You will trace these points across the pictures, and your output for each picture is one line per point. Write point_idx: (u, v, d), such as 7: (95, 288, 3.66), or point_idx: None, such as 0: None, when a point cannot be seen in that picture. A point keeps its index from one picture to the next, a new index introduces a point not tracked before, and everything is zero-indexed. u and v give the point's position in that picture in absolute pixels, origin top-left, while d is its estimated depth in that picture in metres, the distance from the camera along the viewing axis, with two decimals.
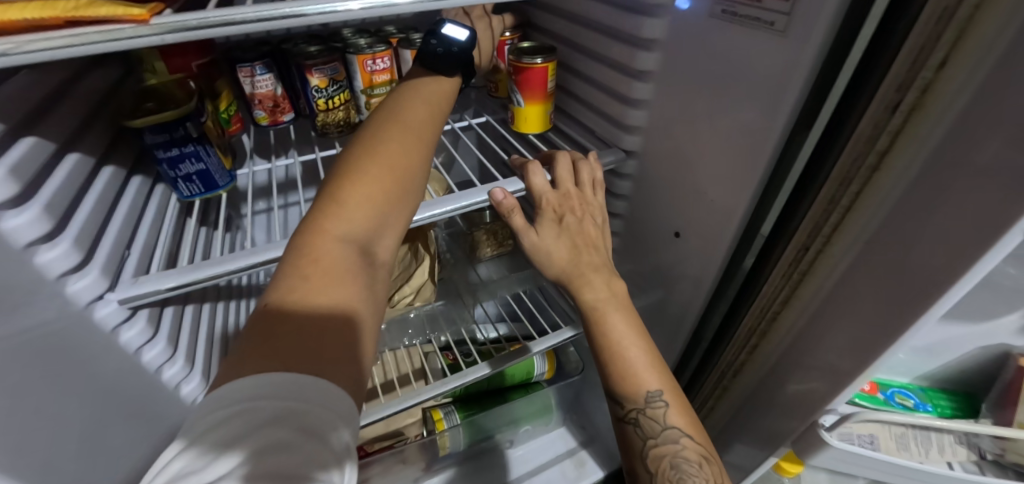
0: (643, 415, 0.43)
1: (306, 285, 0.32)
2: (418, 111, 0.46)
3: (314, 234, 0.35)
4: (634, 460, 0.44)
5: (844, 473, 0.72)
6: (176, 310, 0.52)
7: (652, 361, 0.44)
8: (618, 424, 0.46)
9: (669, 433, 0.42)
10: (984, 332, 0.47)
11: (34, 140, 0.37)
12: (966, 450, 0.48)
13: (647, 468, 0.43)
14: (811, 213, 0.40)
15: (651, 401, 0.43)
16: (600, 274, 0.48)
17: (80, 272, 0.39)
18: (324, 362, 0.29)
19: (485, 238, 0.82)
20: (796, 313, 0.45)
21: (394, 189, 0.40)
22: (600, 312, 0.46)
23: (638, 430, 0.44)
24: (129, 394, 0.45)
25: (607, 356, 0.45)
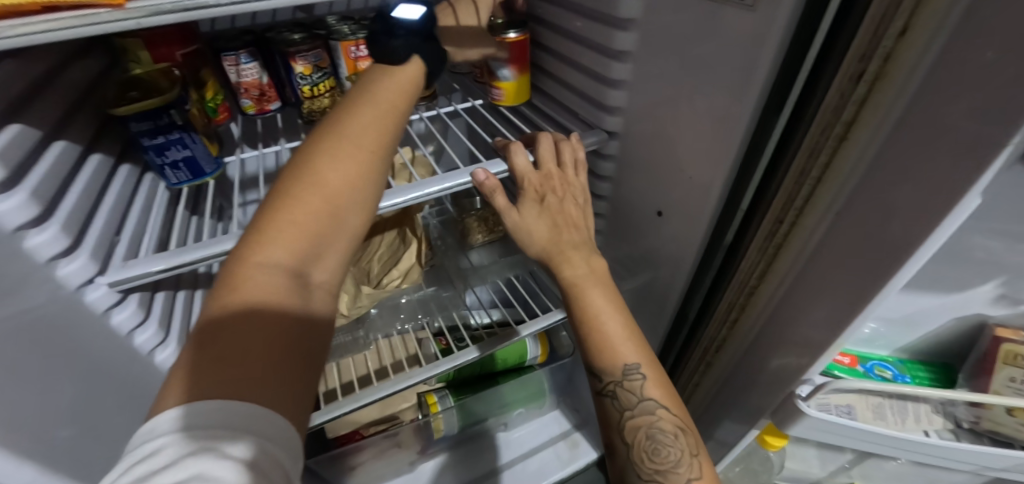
0: (619, 388, 0.45)
1: (229, 313, 0.32)
2: (370, 115, 0.44)
3: (242, 260, 0.34)
4: (611, 432, 0.46)
5: (830, 447, 0.74)
6: (167, 295, 0.53)
7: (630, 335, 0.45)
8: (596, 397, 0.47)
9: (645, 405, 0.44)
10: (960, 304, 0.48)
11: (20, 127, 0.38)
12: (942, 419, 0.49)
13: (624, 439, 0.44)
14: (784, 186, 0.41)
15: (628, 374, 0.44)
16: (579, 252, 0.49)
17: (70, 256, 0.40)
18: (250, 384, 0.29)
19: (475, 224, 0.83)
20: (772, 287, 0.46)
21: (336, 204, 0.39)
22: (579, 288, 0.47)
23: (615, 403, 0.45)
24: (123, 375, 0.46)
25: (585, 330, 0.46)
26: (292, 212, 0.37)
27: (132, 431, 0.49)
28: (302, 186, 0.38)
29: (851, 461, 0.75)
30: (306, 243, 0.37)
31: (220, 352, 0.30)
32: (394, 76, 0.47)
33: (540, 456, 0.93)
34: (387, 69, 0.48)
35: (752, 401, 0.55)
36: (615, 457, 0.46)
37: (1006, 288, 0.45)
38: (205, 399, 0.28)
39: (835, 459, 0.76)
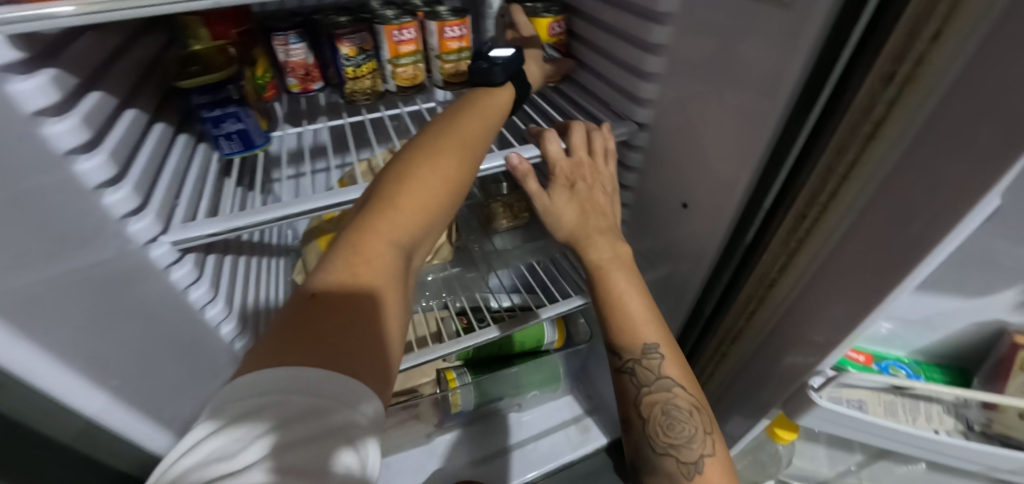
0: (638, 365, 0.47)
1: (350, 284, 0.35)
2: (473, 125, 0.49)
3: (362, 237, 0.38)
4: (627, 406, 0.49)
5: (840, 446, 0.75)
6: (217, 257, 0.57)
7: (651, 316, 0.48)
8: (616, 375, 0.50)
9: (662, 382, 0.46)
10: (979, 309, 0.48)
11: (101, 94, 0.42)
12: (953, 420, 0.49)
13: (640, 413, 0.47)
14: (809, 182, 0.43)
15: (647, 353, 0.47)
16: (605, 238, 0.51)
17: (139, 215, 0.44)
18: (360, 356, 0.31)
19: (501, 210, 0.86)
20: (790, 281, 0.48)
21: (439, 201, 0.43)
22: (605, 271, 0.49)
23: (634, 380, 0.48)
24: (180, 329, 0.50)
25: (608, 310, 0.49)
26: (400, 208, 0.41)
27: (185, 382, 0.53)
28: (413, 178, 0.42)
29: (860, 462, 0.77)
30: (407, 239, 0.40)
31: (338, 320, 0.32)
32: (491, 99, 0.53)
33: (551, 438, 0.96)
34: (486, 89, 0.54)
35: (763, 392, 0.57)
36: (631, 430, 0.49)
37: None
38: (277, 365, 0.29)
39: (843, 459, 0.78)
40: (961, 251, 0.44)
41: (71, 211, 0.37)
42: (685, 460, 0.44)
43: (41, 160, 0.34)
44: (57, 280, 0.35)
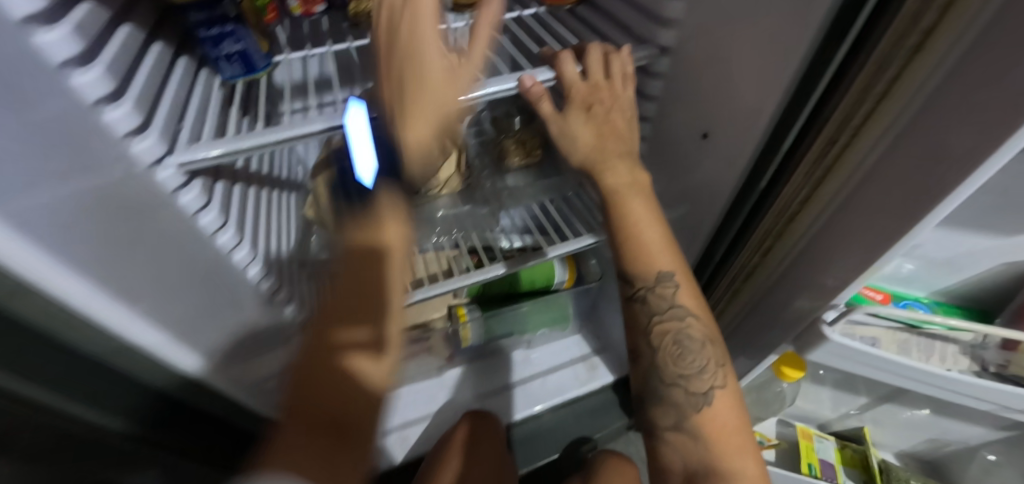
0: (651, 294, 0.49)
1: (371, 266, 0.48)
2: (436, 60, 0.46)
3: (384, 242, 0.49)
4: (636, 331, 0.51)
5: (846, 389, 0.75)
6: (226, 185, 0.57)
7: (668, 246, 0.49)
8: (626, 302, 0.51)
9: (675, 311, 0.48)
10: (1010, 249, 0.46)
11: (92, 5, 0.40)
12: (968, 361, 0.48)
13: (652, 342, 0.49)
14: (842, 105, 0.39)
15: (661, 282, 0.48)
16: (624, 163, 0.50)
17: (142, 134, 0.43)
18: (364, 312, 0.48)
19: (513, 147, 0.83)
20: (813, 215, 0.46)
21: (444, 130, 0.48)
22: (620, 199, 0.49)
23: (646, 307, 0.49)
24: (197, 252, 0.51)
25: (623, 238, 0.49)
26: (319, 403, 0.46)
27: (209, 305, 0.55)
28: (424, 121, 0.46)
29: (865, 405, 0.77)
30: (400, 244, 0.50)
31: (342, 309, 0.48)
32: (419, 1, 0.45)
33: (559, 374, 0.98)
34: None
35: (772, 330, 0.57)
36: (641, 358, 0.51)
37: None
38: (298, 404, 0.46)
39: (847, 401, 0.78)
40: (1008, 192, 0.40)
41: (77, 123, 0.36)
42: (695, 390, 0.47)
43: (42, 71, 0.33)
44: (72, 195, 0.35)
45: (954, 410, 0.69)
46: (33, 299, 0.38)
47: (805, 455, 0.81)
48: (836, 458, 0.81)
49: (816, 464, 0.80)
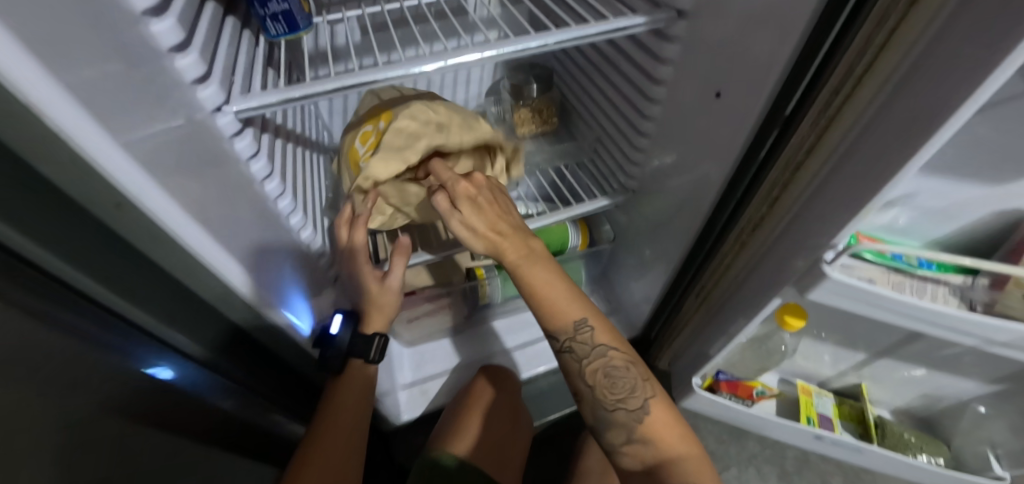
0: (573, 343, 0.63)
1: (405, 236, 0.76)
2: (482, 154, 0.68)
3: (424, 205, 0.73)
4: (574, 380, 0.64)
5: (846, 345, 0.79)
6: (271, 138, 0.61)
7: (580, 301, 0.64)
8: (560, 357, 0.66)
9: (598, 351, 0.63)
10: (999, 198, 0.50)
11: None
12: (957, 301, 0.52)
13: (587, 383, 0.63)
14: (846, 57, 0.43)
15: (579, 329, 0.63)
16: (541, 267, 0.65)
17: (205, 83, 0.46)
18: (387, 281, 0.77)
19: (528, 116, 0.90)
20: (816, 163, 0.50)
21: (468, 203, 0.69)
22: (525, 268, 0.64)
23: (577, 350, 0.63)
24: (252, 199, 0.55)
25: (525, 286, 0.65)
26: (334, 457, 0.72)
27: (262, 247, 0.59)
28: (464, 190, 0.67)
29: (862, 360, 0.82)
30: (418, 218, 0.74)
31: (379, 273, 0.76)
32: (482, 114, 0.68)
33: None
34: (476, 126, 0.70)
35: (774, 278, 0.61)
36: (584, 400, 0.64)
37: None
38: None
39: (846, 359, 0.83)
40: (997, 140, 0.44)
41: (159, 65, 0.39)
42: (632, 409, 0.60)
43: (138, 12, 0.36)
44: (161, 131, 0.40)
45: (948, 364, 0.74)
46: (130, 209, 0.39)
47: (804, 409, 0.86)
48: (834, 413, 0.87)
49: (814, 417, 0.86)
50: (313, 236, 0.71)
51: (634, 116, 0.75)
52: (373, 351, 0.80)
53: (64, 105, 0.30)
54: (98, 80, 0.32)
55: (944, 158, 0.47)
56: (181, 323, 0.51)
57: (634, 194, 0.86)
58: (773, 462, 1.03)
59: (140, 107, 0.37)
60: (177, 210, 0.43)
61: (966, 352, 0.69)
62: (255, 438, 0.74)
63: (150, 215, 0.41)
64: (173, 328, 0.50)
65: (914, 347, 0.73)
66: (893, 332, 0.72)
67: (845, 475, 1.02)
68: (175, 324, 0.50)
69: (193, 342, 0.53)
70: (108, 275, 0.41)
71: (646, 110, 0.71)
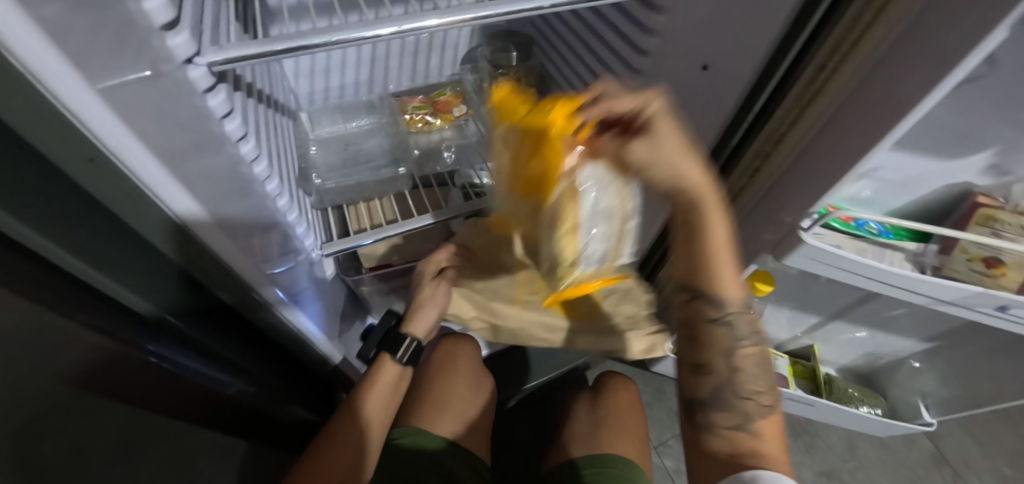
0: (739, 315, 0.59)
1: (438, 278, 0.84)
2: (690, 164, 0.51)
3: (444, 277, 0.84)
4: (714, 355, 0.59)
5: (801, 308, 0.86)
6: (242, 96, 0.57)
7: (736, 279, 0.59)
8: (709, 327, 0.60)
9: (738, 337, 0.59)
10: (954, 171, 0.54)
11: None
12: (910, 265, 0.57)
13: (731, 364, 0.59)
14: (835, 32, 0.44)
15: (745, 302, 0.60)
16: (720, 218, 0.55)
17: (173, 30, 0.40)
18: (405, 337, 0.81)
19: (506, 85, 0.89)
20: (799, 134, 0.52)
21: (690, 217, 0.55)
22: (704, 192, 0.53)
23: (728, 331, 0.59)
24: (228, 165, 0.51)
25: (709, 249, 0.57)
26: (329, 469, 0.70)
27: (244, 214, 0.56)
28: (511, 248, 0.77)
29: (816, 323, 0.89)
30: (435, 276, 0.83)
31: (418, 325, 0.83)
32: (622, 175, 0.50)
33: None
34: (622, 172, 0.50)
35: (755, 245, 0.65)
36: (714, 374, 0.59)
37: (997, 158, 0.51)
38: None
39: (802, 321, 0.89)
40: (961, 121, 0.48)
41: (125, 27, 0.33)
42: (761, 401, 0.59)
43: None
44: (144, 82, 0.37)
45: (889, 323, 0.82)
46: (104, 165, 0.38)
47: None
48: (789, 371, 0.93)
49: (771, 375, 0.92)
50: (288, 203, 0.67)
51: (617, 88, 0.74)
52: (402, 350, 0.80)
53: (46, 55, 0.29)
54: (76, 21, 0.29)
55: (916, 135, 0.50)
56: (138, 286, 0.49)
57: None
58: None
59: (118, 55, 0.33)
60: (156, 168, 0.41)
61: (907, 312, 0.77)
62: (225, 415, 0.69)
63: (122, 170, 0.39)
64: (133, 291, 0.48)
65: (864, 308, 0.80)
66: (846, 295, 0.78)
67: (793, 427, 1.12)
68: (136, 285, 0.48)
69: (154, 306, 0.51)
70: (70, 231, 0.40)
71: (630, 82, 0.71)
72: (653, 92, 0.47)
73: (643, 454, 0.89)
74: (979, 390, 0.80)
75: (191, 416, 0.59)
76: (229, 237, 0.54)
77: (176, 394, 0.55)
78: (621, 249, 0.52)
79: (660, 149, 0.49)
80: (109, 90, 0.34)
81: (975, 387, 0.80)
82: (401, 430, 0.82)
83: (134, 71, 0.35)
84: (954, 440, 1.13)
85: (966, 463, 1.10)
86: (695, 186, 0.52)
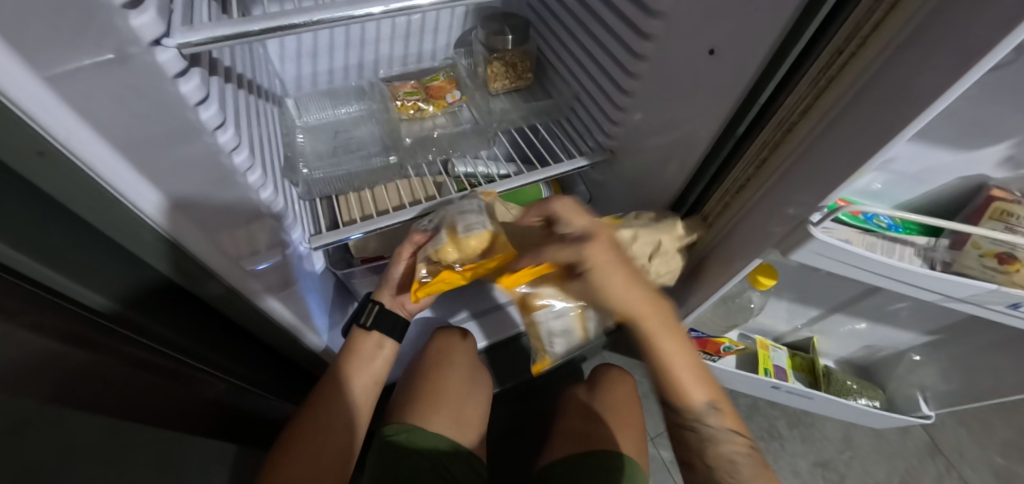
0: (698, 421, 0.62)
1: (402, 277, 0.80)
2: (635, 293, 0.59)
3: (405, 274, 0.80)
4: (698, 458, 0.64)
5: (802, 301, 0.84)
6: (220, 81, 0.53)
7: (699, 378, 0.62)
8: (678, 430, 0.65)
9: (724, 431, 0.62)
10: (969, 164, 0.52)
11: None
12: (921, 260, 0.55)
13: (708, 463, 0.63)
14: (854, 14, 0.42)
15: (706, 407, 0.61)
16: (656, 301, 0.60)
17: (137, 8, 0.37)
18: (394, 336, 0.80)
19: (501, 70, 0.86)
20: (809, 124, 0.50)
21: (643, 312, 0.59)
22: (654, 338, 0.60)
23: (697, 433, 0.63)
24: (204, 156, 0.48)
25: (662, 372, 0.61)
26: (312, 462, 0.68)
27: (222, 208, 0.53)
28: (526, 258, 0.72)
29: (817, 316, 0.87)
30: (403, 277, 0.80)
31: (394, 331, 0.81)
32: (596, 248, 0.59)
33: None
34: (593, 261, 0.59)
35: (757, 240, 0.62)
36: (695, 472, 0.65)
37: (1015, 150, 0.49)
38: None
39: (803, 314, 0.88)
40: (984, 111, 0.45)
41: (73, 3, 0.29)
42: (743, 461, 0.62)
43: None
44: (100, 65, 0.34)
45: (891, 317, 0.81)
46: (56, 160, 0.35)
47: (762, 362, 0.90)
48: (788, 364, 0.92)
49: (771, 368, 0.90)
50: (274, 195, 0.64)
51: (617, 74, 0.71)
52: (364, 316, 0.78)
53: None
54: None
55: (935, 125, 0.48)
56: (92, 284, 0.45)
57: (612, 155, 0.83)
58: None
59: (65, 34, 0.30)
60: (118, 163, 0.39)
61: (910, 307, 0.76)
62: (204, 414, 0.66)
63: (80, 165, 0.36)
64: (86, 287, 0.45)
65: (867, 302, 0.79)
66: (849, 289, 0.77)
67: (789, 418, 1.12)
68: (88, 281, 0.45)
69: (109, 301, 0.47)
70: (17, 225, 0.39)
71: (631, 68, 0.68)
72: (600, 231, 0.61)
73: (640, 448, 0.88)
74: (980, 384, 0.79)
75: (166, 417, 0.56)
76: (205, 233, 0.51)
77: (146, 392, 0.52)
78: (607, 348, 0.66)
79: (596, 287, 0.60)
80: (58, 78, 0.31)
81: (976, 381, 0.79)
82: (397, 426, 0.81)
83: (93, 55, 0.33)
84: (948, 430, 1.13)
85: (960, 452, 1.11)
86: (636, 310, 0.59)
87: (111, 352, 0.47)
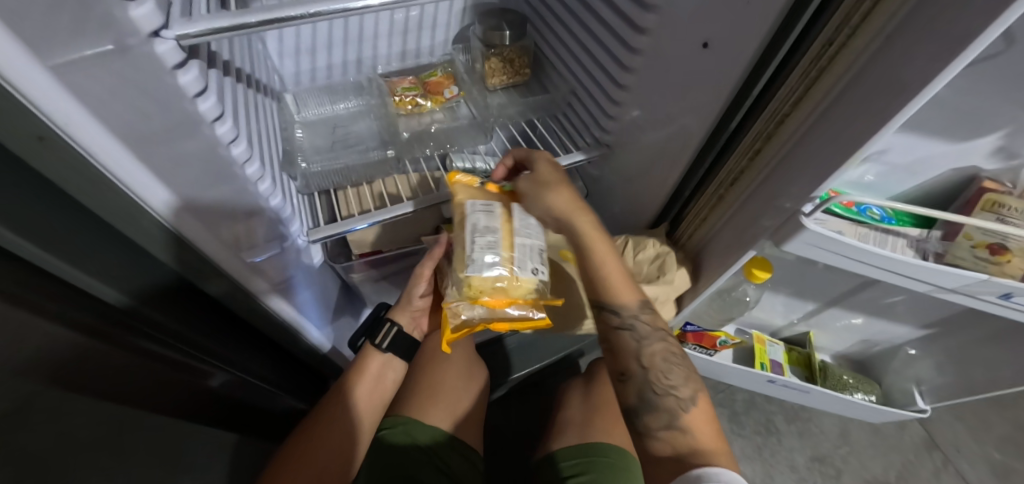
0: (634, 319, 0.65)
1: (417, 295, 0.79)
2: (566, 195, 0.68)
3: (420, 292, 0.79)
4: (628, 359, 0.64)
5: (797, 295, 0.85)
6: (218, 74, 0.53)
7: (629, 285, 0.67)
8: (614, 335, 0.65)
9: (636, 320, 0.65)
10: (960, 155, 0.53)
11: None
12: (913, 251, 0.56)
13: (642, 364, 0.63)
14: (844, 6, 0.42)
15: (640, 309, 0.66)
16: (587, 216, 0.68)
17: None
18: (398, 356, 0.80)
19: (498, 65, 0.86)
20: (802, 115, 0.50)
21: (577, 210, 0.68)
22: (569, 216, 0.67)
23: (634, 332, 0.64)
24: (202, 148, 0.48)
25: (596, 274, 0.67)
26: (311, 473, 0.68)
27: (221, 199, 0.53)
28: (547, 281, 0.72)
29: (812, 310, 0.88)
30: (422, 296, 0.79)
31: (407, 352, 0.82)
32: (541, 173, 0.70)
33: None
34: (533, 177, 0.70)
35: (752, 232, 0.63)
36: (633, 379, 0.63)
37: (1005, 141, 0.49)
38: None
39: (798, 308, 0.88)
40: (974, 102, 0.46)
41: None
42: (682, 397, 0.61)
43: None
44: (100, 56, 0.34)
45: (886, 310, 0.81)
46: (56, 144, 0.36)
47: (759, 356, 0.91)
48: (784, 358, 0.92)
49: (767, 362, 0.91)
50: (272, 189, 0.64)
51: (613, 68, 0.71)
52: (381, 337, 0.76)
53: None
54: None
55: (926, 116, 0.48)
56: (94, 267, 0.45)
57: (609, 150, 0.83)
58: (725, 404, 1.12)
59: (64, 23, 0.30)
60: (120, 151, 0.40)
61: (905, 300, 0.76)
62: (203, 404, 0.65)
63: (80, 151, 0.37)
64: (88, 273, 0.45)
65: (861, 295, 0.79)
66: (843, 282, 0.77)
67: (786, 412, 1.12)
68: (88, 264, 0.44)
69: (110, 289, 0.47)
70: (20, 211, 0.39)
71: (627, 62, 0.68)
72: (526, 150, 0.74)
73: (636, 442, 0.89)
74: (974, 378, 0.79)
75: (160, 406, 0.56)
76: (201, 224, 0.52)
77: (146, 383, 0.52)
78: (517, 260, 0.65)
79: (541, 184, 0.69)
80: (62, 70, 0.32)
81: (971, 374, 0.80)
82: (394, 420, 0.81)
83: (93, 45, 0.33)
84: (945, 425, 1.13)
85: (956, 447, 1.11)
86: (564, 207, 0.68)
87: (112, 340, 0.47)
